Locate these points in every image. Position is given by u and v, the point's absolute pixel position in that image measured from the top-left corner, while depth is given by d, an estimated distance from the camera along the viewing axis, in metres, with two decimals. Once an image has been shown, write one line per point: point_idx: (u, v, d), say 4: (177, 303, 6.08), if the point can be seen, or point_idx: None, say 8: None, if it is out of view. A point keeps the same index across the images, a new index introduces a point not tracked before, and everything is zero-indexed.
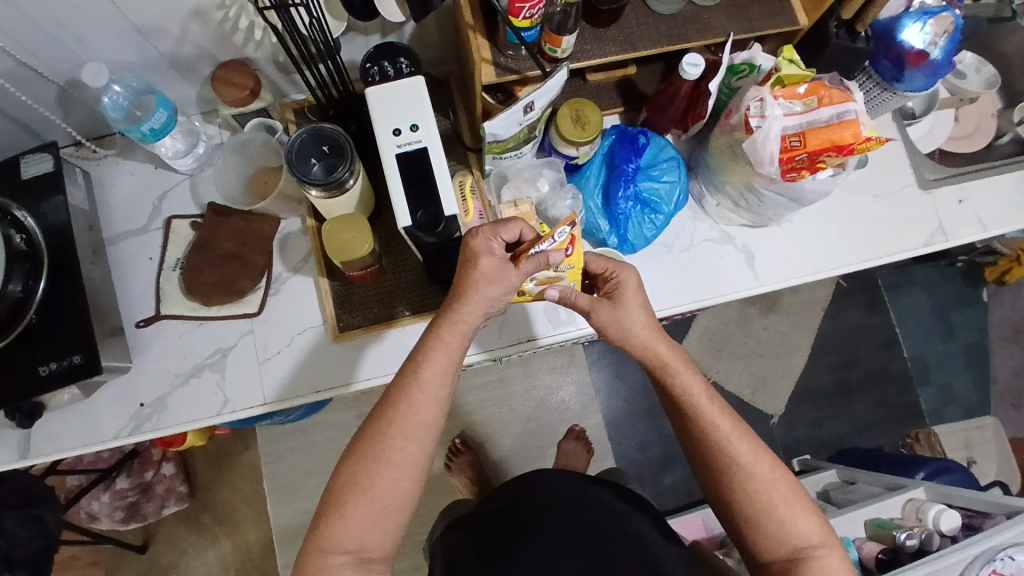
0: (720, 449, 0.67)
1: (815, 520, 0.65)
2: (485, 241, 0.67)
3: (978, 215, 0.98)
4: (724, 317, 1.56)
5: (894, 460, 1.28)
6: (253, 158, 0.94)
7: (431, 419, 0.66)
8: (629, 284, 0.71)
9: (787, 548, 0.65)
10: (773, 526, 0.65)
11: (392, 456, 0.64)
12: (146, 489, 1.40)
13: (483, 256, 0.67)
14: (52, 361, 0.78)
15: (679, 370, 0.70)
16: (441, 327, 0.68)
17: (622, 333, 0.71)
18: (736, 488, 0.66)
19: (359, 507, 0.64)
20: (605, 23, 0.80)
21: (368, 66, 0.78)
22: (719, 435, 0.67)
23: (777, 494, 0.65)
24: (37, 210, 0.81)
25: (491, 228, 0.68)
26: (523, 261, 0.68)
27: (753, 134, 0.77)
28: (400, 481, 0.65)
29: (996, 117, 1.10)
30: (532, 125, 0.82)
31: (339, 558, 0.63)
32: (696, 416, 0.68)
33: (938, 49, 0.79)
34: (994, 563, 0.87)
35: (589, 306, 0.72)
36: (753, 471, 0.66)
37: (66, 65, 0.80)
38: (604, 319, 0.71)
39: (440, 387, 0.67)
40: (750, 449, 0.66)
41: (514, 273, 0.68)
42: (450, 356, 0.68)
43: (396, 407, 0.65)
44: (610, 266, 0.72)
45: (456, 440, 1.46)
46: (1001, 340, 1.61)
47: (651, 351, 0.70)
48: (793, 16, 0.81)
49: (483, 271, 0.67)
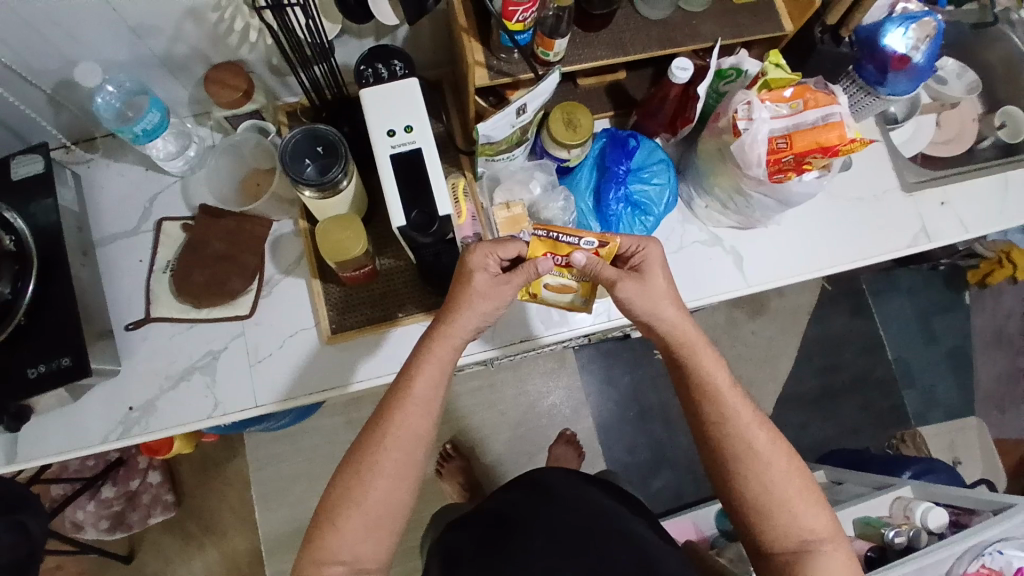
0: (738, 435, 0.68)
1: (824, 515, 0.66)
2: (483, 257, 0.69)
3: (959, 216, 1.00)
4: (712, 321, 1.57)
5: (880, 461, 1.30)
6: (244, 160, 0.95)
7: (422, 430, 0.66)
8: (654, 259, 0.72)
9: (794, 540, 0.66)
10: (785, 517, 0.66)
11: (386, 466, 0.65)
12: (132, 499, 1.38)
13: (478, 272, 0.69)
14: (40, 362, 0.77)
15: (703, 353, 0.71)
16: (433, 341, 0.69)
17: (649, 308, 0.71)
18: (750, 476, 0.67)
19: (353, 519, 0.64)
20: (598, 28, 0.81)
21: (362, 68, 0.79)
22: (738, 421, 0.68)
23: (791, 486, 0.66)
24: (26, 210, 0.80)
25: (490, 245, 0.70)
26: (517, 274, 0.70)
27: (741, 136, 0.79)
28: (393, 491, 0.65)
29: (976, 122, 1.12)
30: (525, 127, 0.83)
31: (334, 568, 0.63)
32: (716, 402, 0.69)
33: (920, 53, 0.82)
34: (982, 558, 0.89)
35: (616, 277, 0.71)
36: (769, 461, 0.67)
37: (57, 64, 0.80)
38: (631, 290, 0.71)
39: (431, 398, 0.67)
40: (768, 438, 0.68)
41: (509, 289, 0.69)
42: (440, 368, 0.68)
43: (389, 419, 0.66)
44: (635, 243, 0.73)
45: (446, 445, 1.46)
46: (983, 343, 1.65)
47: (675, 331, 0.71)
48: (778, 23, 0.84)
49: (477, 287, 0.69)
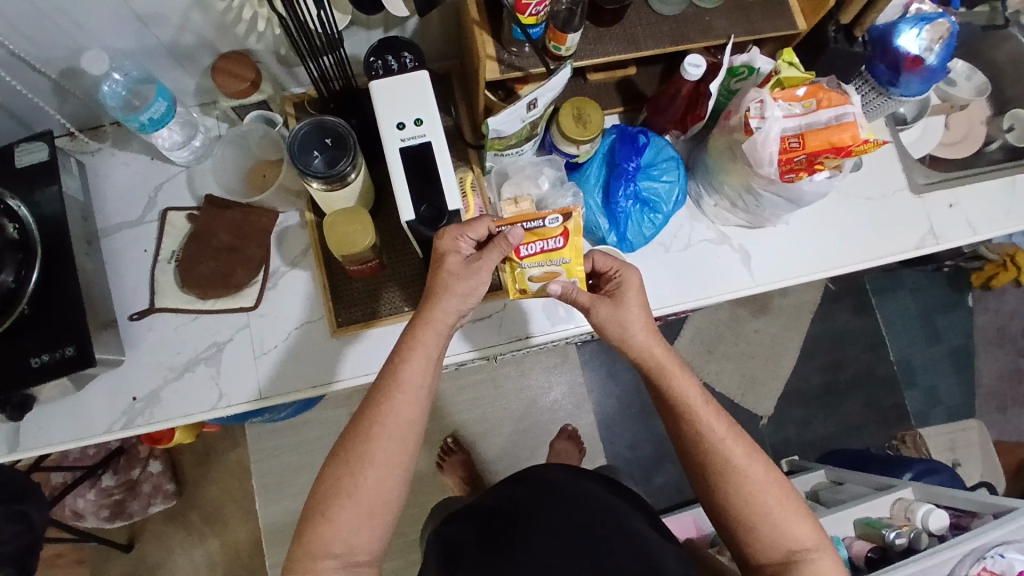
0: (716, 451, 0.68)
1: (808, 524, 0.66)
2: (453, 240, 0.69)
3: (967, 218, 1.00)
4: (715, 318, 1.57)
5: (881, 461, 1.30)
6: (251, 151, 0.93)
7: (412, 418, 0.66)
8: (632, 284, 0.72)
9: (781, 551, 0.66)
10: (768, 528, 0.66)
11: (376, 456, 0.64)
12: (133, 487, 1.39)
13: (450, 255, 0.68)
14: (44, 353, 0.76)
15: (674, 373, 0.70)
16: (417, 329, 0.68)
17: (620, 332, 0.71)
18: (730, 491, 0.67)
19: (346, 509, 0.63)
20: (608, 23, 0.80)
21: (372, 60, 0.78)
22: (714, 438, 0.68)
23: (772, 497, 0.66)
24: (30, 199, 0.80)
25: (458, 227, 0.69)
26: (488, 251, 0.69)
27: (753, 135, 0.78)
28: (384, 479, 0.64)
29: (985, 124, 1.12)
30: (534, 123, 0.83)
31: (325, 562, 0.63)
32: (690, 420, 0.69)
33: (933, 54, 0.82)
34: (984, 561, 0.89)
35: (589, 303, 0.72)
36: (747, 475, 0.67)
37: (63, 51, 0.79)
38: (603, 315, 0.72)
39: (421, 384, 0.67)
40: (745, 453, 0.68)
41: (483, 270, 0.69)
42: (428, 354, 0.68)
43: (377, 407, 0.65)
44: (615, 266, 0.73)
45: (448, 438, 1.46)
46: (986, 344, 1.65)
47: (647, 353, 0.71)
48: (792, 20, 0.83)
49: (450, 270, 0.68)
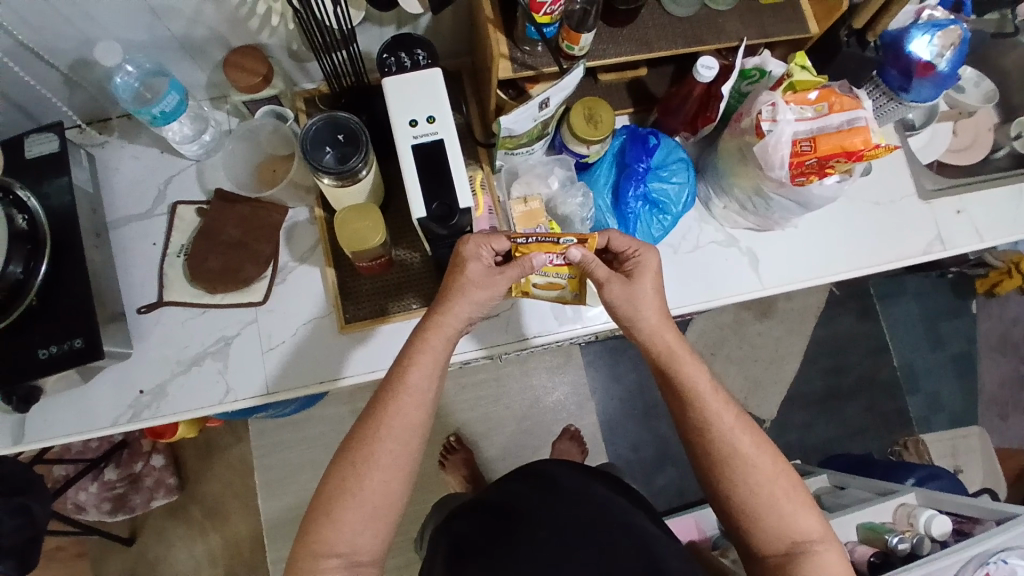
0: (723, 441, 0.68)
1: (813, 517, 0.66)
2: (476, 248, 0.70)
3: (974, 225, 1.00)
4: (719, 321, 1.57)
5: (883, 466, 1.30)
6: (261, 147, 0.94)
7: (417, 421, 0.66)
8: (649, 267, 0.72)
9: (786, 542, 0.66)
10: (774, 519, 0.66)
11: (381, 458, 0.64)
12: (135, 481, 1.38)
13: (471, 261, 0.69)
14: (52, 344, 0.76)
15: (685, 361, 0.70)
16: (428, 332, 0.68)
17: (631, 313, 0.71)
18: (736, 480, 0.67)
19: (350, 512, 0.63)
20: (621, 23, 0.80)
21: (385, 57, 0.78)
22: (722, 427, 0.68)
23: (778, 488, 0.66)
24: (40, 191, 0.80)
25: (484, 236, 0.70)
26: (510, 267, 0.70)
27: (765, 138, 0.78)
28: (389, 482, 0.64)
29: (991, 131, 1.12)
30: (546, 121, 0.83)
31: (330, 562, 0.62)
32: (698, 408, 0.69)
33: (944, 61, 0.83)
34: (987, 566, 0.90)
35: (604, 278, 0.71)
36: (755, 464, 0.67)
37: (74, 43, 0.79)
38: (616, 293, 0.71)
39: (428, 385, 0.67)
40: (752, 442, 0.68)
41: (501, 279, 0.70)
42: (434, 358, 0.68)
43: (384, 409, 0.65)
44: (633, 247, 0.73)
45: (451, 436, 1.46)
46: (988, 350, 1.65)
47: (656, 338, 0.71)
48: (804, 24, 0.83)
49: (470, 276, 0.69)
